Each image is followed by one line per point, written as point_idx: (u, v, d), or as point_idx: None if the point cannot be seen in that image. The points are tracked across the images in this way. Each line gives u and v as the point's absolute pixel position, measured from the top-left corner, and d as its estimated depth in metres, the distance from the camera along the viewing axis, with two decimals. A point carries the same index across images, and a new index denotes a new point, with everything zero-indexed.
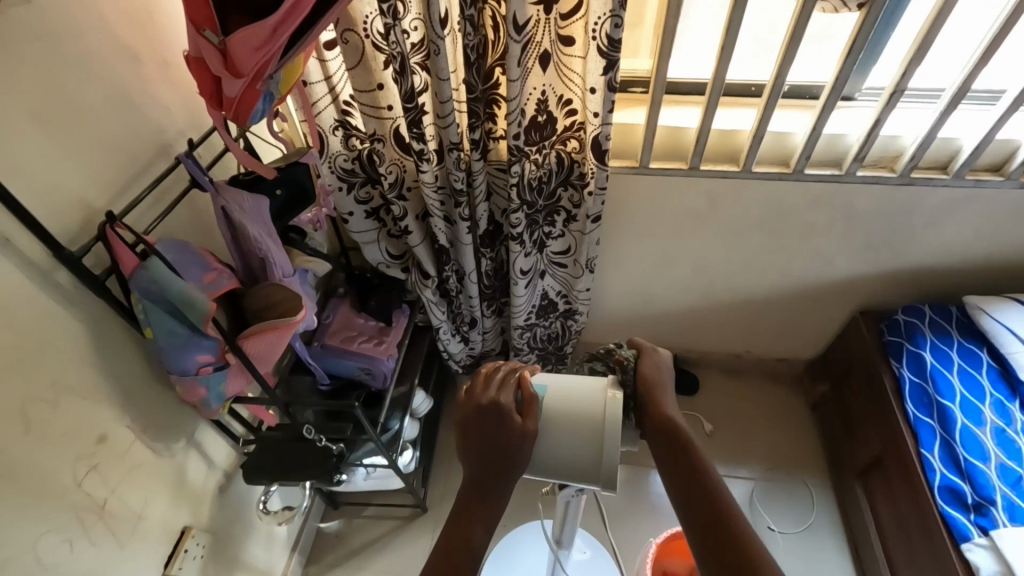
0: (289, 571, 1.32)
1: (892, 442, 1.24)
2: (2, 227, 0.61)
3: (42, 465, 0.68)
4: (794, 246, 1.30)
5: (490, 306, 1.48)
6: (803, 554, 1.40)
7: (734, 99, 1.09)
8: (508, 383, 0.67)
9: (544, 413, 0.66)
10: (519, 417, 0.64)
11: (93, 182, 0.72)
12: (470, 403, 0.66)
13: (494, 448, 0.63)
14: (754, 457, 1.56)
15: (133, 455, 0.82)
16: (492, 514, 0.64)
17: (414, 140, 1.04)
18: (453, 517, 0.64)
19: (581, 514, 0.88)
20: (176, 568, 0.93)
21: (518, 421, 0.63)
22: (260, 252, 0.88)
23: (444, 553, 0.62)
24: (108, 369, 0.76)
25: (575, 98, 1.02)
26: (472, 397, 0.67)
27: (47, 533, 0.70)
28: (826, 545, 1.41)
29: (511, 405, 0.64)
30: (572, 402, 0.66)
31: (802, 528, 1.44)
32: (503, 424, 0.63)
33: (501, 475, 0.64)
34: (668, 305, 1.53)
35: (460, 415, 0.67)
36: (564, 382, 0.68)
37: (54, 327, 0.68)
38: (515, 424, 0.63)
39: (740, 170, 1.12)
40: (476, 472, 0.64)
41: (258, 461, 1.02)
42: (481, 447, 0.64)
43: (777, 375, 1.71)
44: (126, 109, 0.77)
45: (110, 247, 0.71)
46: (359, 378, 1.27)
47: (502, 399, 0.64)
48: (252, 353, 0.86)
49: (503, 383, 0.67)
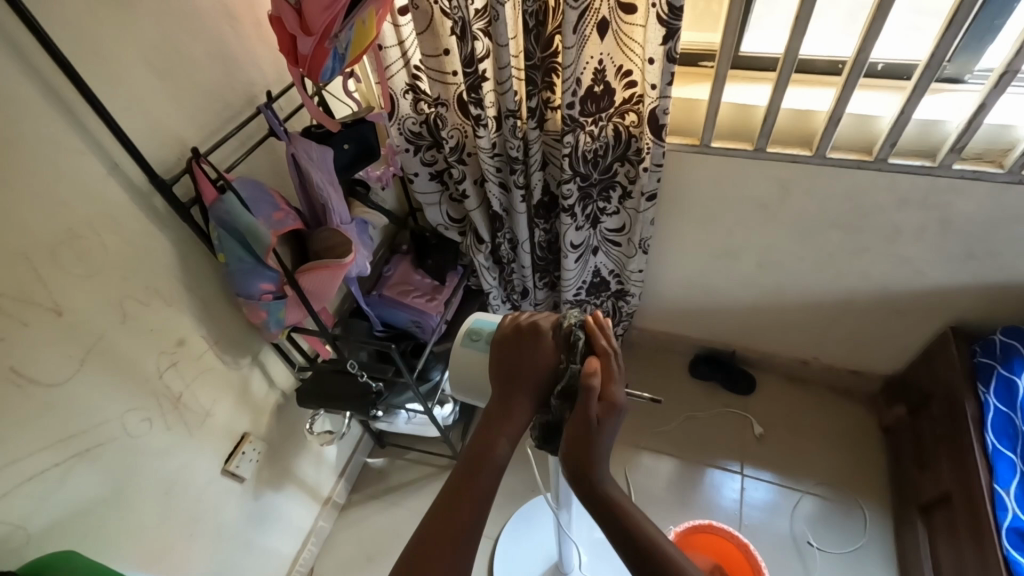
0: (334, 495, 1.47)
1: (964, 472, 1.11)
2: (112, 153, 0.75)
3: (133, 354, 0.83)
4: (873, 245, 1.18)
5: (542, 278, 1.50)
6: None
7: (812, 78, 1.03)
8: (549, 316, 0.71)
9: None
10: (556, 344, 0.68)
11: (186, 123, 0.84)
12: (510, 323, 0.71)
13: (527, 364, 0.67)
14: (805, 469, 1.47)
15: (206, 361, 0.97)
16: (515, 428, 0.65)
17: (472, 105, 1.08)
18: (479, 428, 0.66)
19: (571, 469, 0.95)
20: (234, 465, 1.08)
21: (553, 345, 0.67)
22: (322, 198, 0.98)
23: (468, 463, 0.64)
24: (189, 283, 0.90)
25: (635, 69, 1.00)
26: (514, 320, 0.71)
27: (133, 410, 0.85)
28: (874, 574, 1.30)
29: (549, 331, 0.68)
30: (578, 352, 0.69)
31: (849, 551, 1.33)
32: (540, 347, 0.67)
33: (533, 394, 0.66)
34: (727, 297, 1.46)
35: (499, 333, 0.71)
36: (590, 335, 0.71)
37: (150, 241, 0.82)
38: (550, 347, 0.67)
39: (812, 155, 1.04)
40: (505, 388, 0.67)
41: (310, 388, 1.15)
42: (513, 364, 0.68)
43: (847, 387, 1.58)
44: (221, 63, 0.89)
45: (195, 179, 0.83)
46: (409, 329, 1.36)
47: (542, 322, 0.69)
48: (305, 287, 0.97)
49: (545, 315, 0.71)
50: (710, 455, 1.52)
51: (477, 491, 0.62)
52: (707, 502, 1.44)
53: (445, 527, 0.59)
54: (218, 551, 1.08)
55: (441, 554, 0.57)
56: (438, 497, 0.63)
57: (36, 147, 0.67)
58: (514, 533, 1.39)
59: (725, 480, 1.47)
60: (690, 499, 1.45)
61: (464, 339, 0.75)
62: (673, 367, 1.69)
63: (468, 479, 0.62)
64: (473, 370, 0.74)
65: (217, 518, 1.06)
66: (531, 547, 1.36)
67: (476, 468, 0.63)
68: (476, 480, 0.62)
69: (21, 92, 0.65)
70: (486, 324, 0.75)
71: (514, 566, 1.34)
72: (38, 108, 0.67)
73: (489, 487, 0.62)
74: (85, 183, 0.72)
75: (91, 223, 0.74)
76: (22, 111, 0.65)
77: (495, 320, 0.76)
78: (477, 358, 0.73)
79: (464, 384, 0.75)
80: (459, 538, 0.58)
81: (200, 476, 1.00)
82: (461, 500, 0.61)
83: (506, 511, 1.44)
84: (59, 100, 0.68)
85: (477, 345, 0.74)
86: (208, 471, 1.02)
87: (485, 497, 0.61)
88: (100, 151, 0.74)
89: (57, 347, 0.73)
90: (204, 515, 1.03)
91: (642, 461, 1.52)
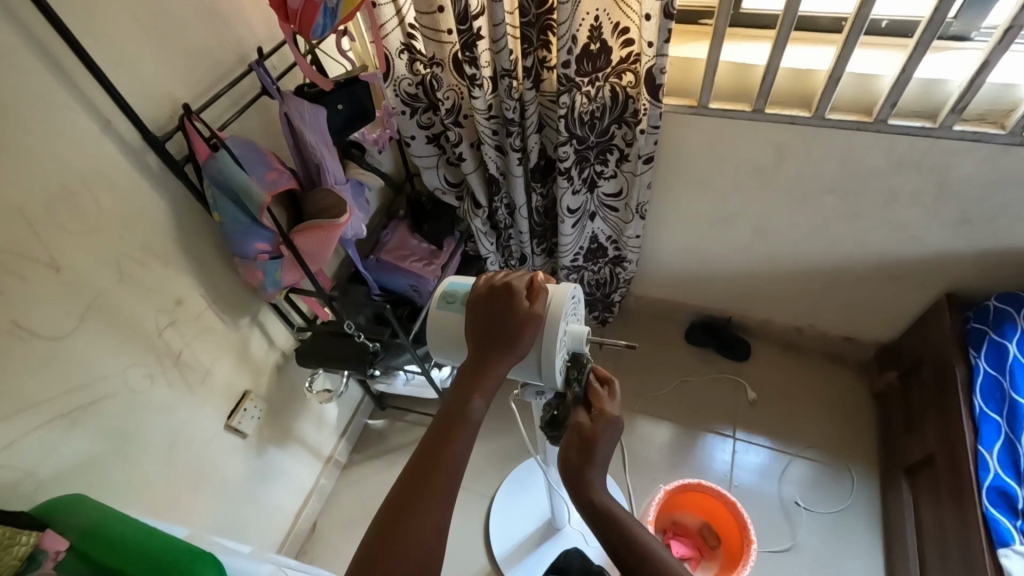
0: (335, 454, 1.51)
1: (950, 435, 1.13)
2: (104, 109, 0.75)
3: (134, 311, 0.85)
4: (871, 210, 1.17)
5: (539, 244, 1.51)
6: (830, 538, 1.34)
7: (814, 36, 1.01)
8: (523, 276, 0.72)
9: (550, 307, 0.70)
10: (528, 301, 0.69)
11: (177, 80, 0.84)
12: (484, 284, 0.72)
13: (499, 321, 0.67)
14: (796, 433, 1.49)
15: (205, 320, 0.99)
16: (491, 384, 0.66)
17: (467, 64, 1.07)
18: (455, 385, 0.66)
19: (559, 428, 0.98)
20: (236, 422, 1.11)
21: (526, 303, 0.68)
22: (315, 158, 0.98)
23: (443, 418, 0.65)
24: (185, 242, 0.91)
25: (633, 26, 0.99)
26: (489, 281, 0.72)
27: (136, 366, 0.88)
28: (858, 534, 1.34)
29: (522, 289, 0.69)
30: (553, 309, 0.69)
31: (835, 512, 1.37)
32: (512, 305, 0.68)
33: (506, 356, 0.67)
34: (724, 264, 1.46)
35: (474, 293, 0.71)
36: (566, 290, 0.71)
37: (144, 199, 0.83)
38: (523, 305, 0.68)
39: (811, 117, 1.03)
40: (479, 346, 0.68)
41: (309, 348, 1.18)
42: (486, 322, 0.68)
43: (842, 354, 1.59)
44: (210, 19, 0.88)
45: (187, 137, 0.83)
46: (407, 293, 1.38)
47: (514, 281, 0.69)
48: (301, 247, 0.98)
49: (519, 276, 0.72)
50: (703, 420, 1.55)
51: (455, 443, 0.63)
52: (699, 465, 1.47)
53: (420, 478, 0.61)
54: (223, 503, 1.12)
55: (422, 501, 0.59)
56: (416, 453, 0.64)
57: (26, 100, 0.67)
58: (510, 492, 1.43)
59: (717, 443, 1.50)
60: (682, 462, 1.48)
61: (438, 302, 0.76)
62: (669, 333, 1.70)
63: (444, 434, 0.64)
64: (450, 331, 0.75)
65: (221, 473, 1.10)
66: (526, 503, 1.41)
67: (453, 422, 0.64)
68: (453, 432, 0.64)
69: (9, 44, 0.65)
70: (461, 287, 0.76)
71: (508, 523, 1.39)
72: (27, 61, 0.67)
73: (467, 441, 0.64)
74: (77, 139, 0.73)
75: (86, 180, 0.75)
76: (10, 63, 0.65)
77: (470, 282, 0.78)
78: (453, 319, 0.74)
79: (444, 347, 0.77)
80: (440, 482, 0.60)
81: (204, 432, 1.04)
82: (435, 453, 0.62)
83: (503, 472, 1.49)
84: (47, 53, 0.68)
85: (451, 307, 0.75)
86: (211, 428, 1.05)
87: (461, 450, 0.63)
88: (91, 107, 0.74)
89: (57, 302, 0.75)
90: (209, 468, 1.07)
91: (636, 426, 1.55)
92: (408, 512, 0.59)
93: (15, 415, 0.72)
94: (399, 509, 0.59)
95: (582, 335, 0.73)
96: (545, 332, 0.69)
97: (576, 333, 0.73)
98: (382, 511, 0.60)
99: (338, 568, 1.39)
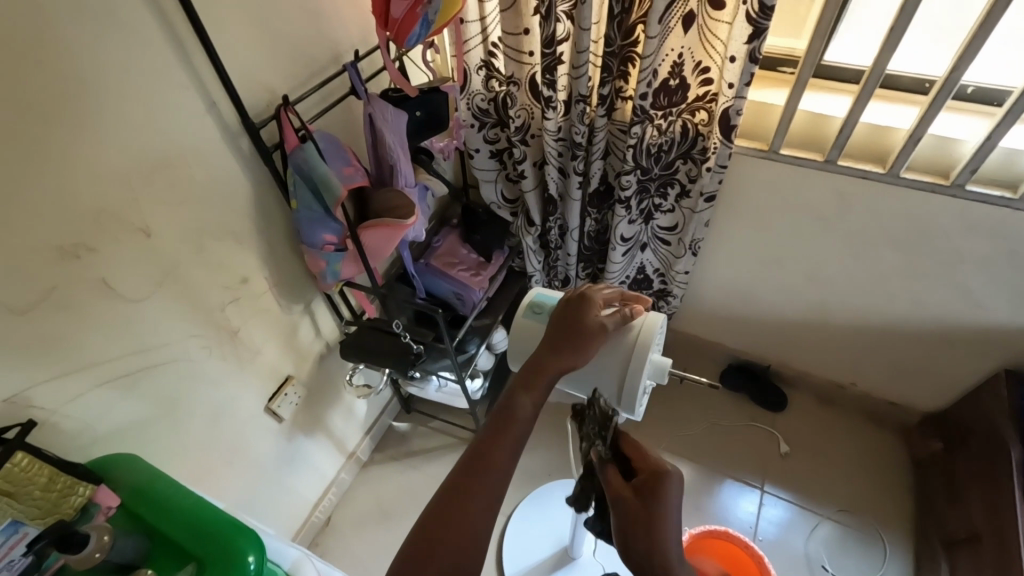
0: (358, 450, 1.52)
1: (999, 517, 1.08)
2: (212, 92, 0.80)
3: (204, 283, 0.88)
4: (933, 272, 1.15)
5: (585, 268, 1.52)
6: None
7: (895, 93, 1.02)
8: (603, 295, 0.74)
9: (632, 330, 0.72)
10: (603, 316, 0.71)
11: (277, 72, 0.89)
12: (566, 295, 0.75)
13: (571, 328, 0.69)
14: (826, 493, 1.45)
15: (264, 301, 1.02)
16: (546, 385, 0.66)
17: (544, 87, 1.10)
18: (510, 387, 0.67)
19: None
20: (276, 405, 1.13)
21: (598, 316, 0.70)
22: (390, 160, 1.01)
23: (493, 419, 0.65)
24: (259, 224, 0.95)
25: (714, 67, 1.00)
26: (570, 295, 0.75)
27: (197, 336, 0.90)
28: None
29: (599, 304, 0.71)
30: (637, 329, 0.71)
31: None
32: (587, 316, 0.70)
33: (563, 361, 0.68)
34: (769, 311, 1.44)
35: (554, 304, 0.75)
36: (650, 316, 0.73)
37: (231, 179, 0.87)
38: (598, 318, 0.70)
39: (885, 173, 1.02)
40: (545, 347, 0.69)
41: (354, 342, 1.19)
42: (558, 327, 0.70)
43: (882, 418, 1.54)
44: (313, 18, 0.93)
45: (280, 127, 0.87)
46: (450, 300, 1.38)
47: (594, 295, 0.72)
48: (366, 243, 1.00)
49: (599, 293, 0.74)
50: (730, 464, 1.51)
51: (505, 444, 0.62)
52: (722, 512, 1.43)
53: (472, 474, 0.60)
54: (252, 483, 1.14)
55: (467, 497, 0.59)
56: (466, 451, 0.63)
57: (146, 75, 0.72)
58: (529, 512, 1.41)
59: (739, 489, 1.46)
60: (704, 507, 1.44)
61: (525, 310, 0.78)
62: (704, 374, 1.67)
63: (494, 433, 0.63)
64: (532, 340, 0.76)
65: (254, 453, 1.12)
66: (543, 525, 1.40)
67: (502, 424, 0.64)
68: (501, 436, 0.63)
69: (141, 23, 0.70)
70: (548, 300, 0.78)
71: (523, 542, 1.37)
72: (153, 40, 0.71)
73: (516, 443, 0.63)
74: (184, 116, 0.77)
75: (185, 155, 0.79)
76: (139, 40, 0.70)
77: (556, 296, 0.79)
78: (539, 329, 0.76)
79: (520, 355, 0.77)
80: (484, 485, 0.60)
81: (245, 410, 1.06)
82: (485, 452, 0.62)
83: (522, 491, 1.47)
84: (172, 34, 0.73)
85: (537, 317, 0.76)
86: (252, 406, 1.08)
87: (509, 452, 0.62)
88: (201, 89, 0.78)
89: (142, 266, 0.78)
90: (243, 445, 1.09)
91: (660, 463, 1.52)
92: (458, 506, 0.59)
93: (87, 367, 0.75)
94: (449, 502, 0.59)
95: (663, 365, 0.73)
96: (632, 354, 0.70)
97: (658, 363, 0.73)
98: (431, 504, 0.60)
99: (347, 564, 1.39)
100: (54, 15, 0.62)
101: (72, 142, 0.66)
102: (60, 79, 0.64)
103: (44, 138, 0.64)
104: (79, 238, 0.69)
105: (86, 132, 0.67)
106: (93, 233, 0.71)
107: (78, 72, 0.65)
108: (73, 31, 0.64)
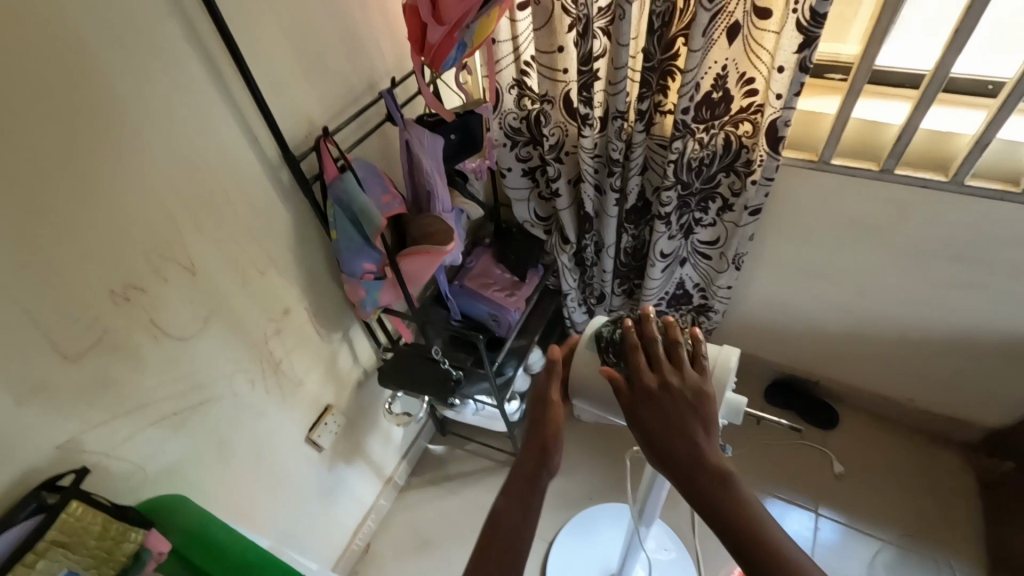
0: (395, 475, 1.50)
1: None
2: (254, 126, 0.79)
3: (247, 318, 0.87)
4: (999, 283, 1.08)
5: (621, 284, 1.48)
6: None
7: (956, 97, 0.95)
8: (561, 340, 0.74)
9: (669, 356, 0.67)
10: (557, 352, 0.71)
11: (315, 102, 0.88)
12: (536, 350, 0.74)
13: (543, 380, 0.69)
14: (885, 516, 1.37)
15: (304, 331, 1.01)
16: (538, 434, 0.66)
17: (581, 104, 1.08)
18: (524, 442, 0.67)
19: (659, 504, 0.88)
20: (316, 435, 1.12)
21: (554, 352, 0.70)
22: (427, 185, 1.00)
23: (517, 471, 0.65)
24: (299, 254, 0.94)
25: (760, 77, 0.96)
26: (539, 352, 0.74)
27: (242, 370, 0.90)
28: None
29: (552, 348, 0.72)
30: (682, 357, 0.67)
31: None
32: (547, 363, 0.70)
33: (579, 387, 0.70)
34: (818, 325, 1.38)
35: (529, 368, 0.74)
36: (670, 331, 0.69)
37: (272, 212, 0.86)
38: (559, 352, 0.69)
39: (948, 181, 0.96)
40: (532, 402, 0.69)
41: (391, 369, 1.17)
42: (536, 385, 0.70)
43: (943, 434, 1.46)
44: (350, 47, 0.92)
45: (320, 157, 0.86)
46: (486, 322, 1.35)
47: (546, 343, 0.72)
48: (405, 270, 0.98)
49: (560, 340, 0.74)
50: (781, 486, 1.44)
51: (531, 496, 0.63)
52: None
53: (504, 529, 0.61)
54: (295, 515, 1.13)
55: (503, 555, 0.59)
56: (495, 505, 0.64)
57: (191, 114, 0.71)
58: (571, 538, 1.37)
59: (792, 512, 1.40)
60: None
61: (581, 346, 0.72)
62: (748, 390, 1.61)
63: (521, 485, 0.64)
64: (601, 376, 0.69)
65: (297, 484, 1.11)
66: (587, 554, 1.35)
67: (523, 477, 0.64)
68: (528, 489, 0.63)
69: (187, 62, 0.69)
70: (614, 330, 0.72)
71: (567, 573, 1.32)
72: (198, 78, 0.71)
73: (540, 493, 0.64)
74: (227, 152, 0.77)
75: (229, 191, 0.79)
76: (185, 80, 0.70)
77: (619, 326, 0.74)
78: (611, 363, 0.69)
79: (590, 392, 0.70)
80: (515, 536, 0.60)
81: (287, 441, 1.05)
82: (513, 505, 0.62)
83: (564, 516, 1.43)
84: (217, 72, 0.73)
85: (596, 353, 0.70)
86: (294, 438, 1.07)
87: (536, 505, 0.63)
88: (243, 124, 0.78)
89: (189, 304, 0.78)
90: (286, 477, 1.07)
91: None
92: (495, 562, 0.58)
93: (137, 409, 0.75)
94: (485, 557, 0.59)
95: (738, 406, 0.68)
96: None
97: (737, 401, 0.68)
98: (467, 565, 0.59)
99: None
100: (103, 60, 0.62)
101: (121, 185, 0.66)
102: (109, 124, 0.63)
103: (96, 183, 0.63)
104: (129, 280, 0.69)
105: (134, 174, 0.67)
106: (143, 274, 0.70)
107: (127, 115, 0.65)
108: (122, 75, 0.63)
